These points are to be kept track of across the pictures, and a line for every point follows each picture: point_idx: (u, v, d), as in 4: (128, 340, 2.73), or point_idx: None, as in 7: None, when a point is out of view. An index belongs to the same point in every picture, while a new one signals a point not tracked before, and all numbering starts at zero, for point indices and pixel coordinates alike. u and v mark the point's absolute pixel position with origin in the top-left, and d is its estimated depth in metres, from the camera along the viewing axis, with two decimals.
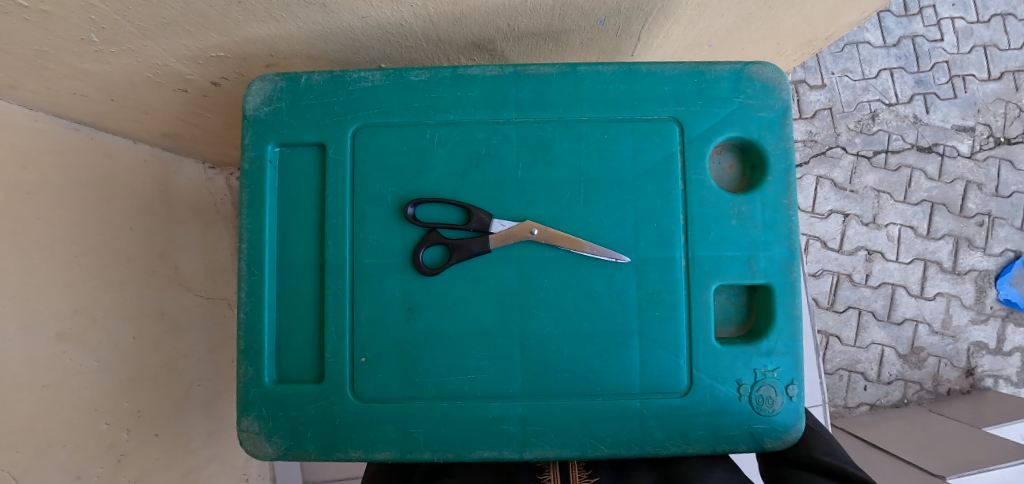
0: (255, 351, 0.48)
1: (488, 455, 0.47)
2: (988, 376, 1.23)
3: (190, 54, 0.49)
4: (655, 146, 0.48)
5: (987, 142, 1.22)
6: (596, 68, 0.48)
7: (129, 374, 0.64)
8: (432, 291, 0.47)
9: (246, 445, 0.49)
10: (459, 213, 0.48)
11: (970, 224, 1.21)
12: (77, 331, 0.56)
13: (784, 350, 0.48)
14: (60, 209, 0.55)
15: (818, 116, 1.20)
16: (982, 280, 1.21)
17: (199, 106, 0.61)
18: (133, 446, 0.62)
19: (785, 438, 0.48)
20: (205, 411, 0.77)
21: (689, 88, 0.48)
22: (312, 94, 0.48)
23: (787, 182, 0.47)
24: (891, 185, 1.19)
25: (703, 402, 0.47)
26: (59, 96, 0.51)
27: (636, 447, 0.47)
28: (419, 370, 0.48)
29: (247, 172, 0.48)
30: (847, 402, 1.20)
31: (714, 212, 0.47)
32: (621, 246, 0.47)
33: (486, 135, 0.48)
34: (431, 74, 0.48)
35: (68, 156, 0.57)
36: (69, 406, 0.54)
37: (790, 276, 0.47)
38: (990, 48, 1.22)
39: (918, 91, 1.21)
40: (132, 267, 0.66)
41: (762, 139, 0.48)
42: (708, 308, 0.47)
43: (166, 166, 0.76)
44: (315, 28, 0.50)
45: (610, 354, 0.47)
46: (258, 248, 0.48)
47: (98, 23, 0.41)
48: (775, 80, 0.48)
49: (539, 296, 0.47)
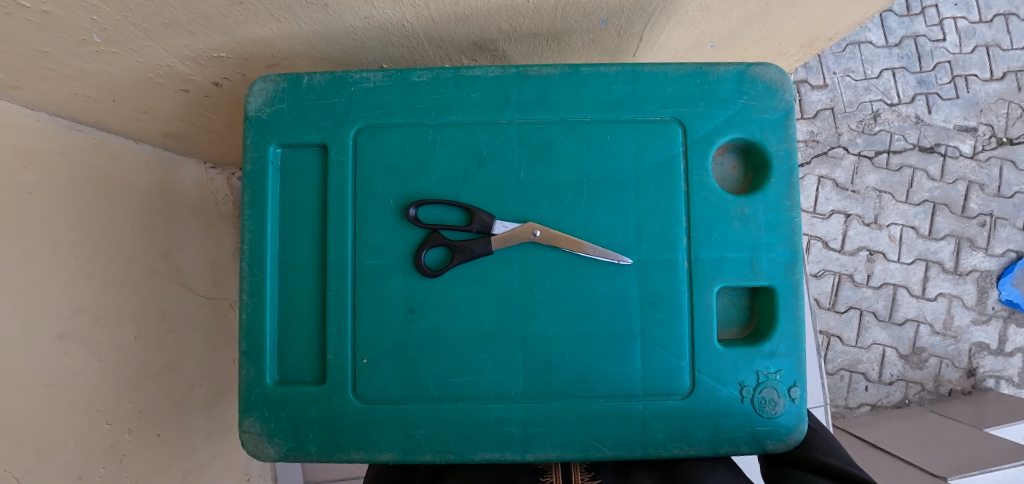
0: (257, 352, 0.48)
1: (490, 457, 0.47)
2: (989, 377, 1.22)
3: (191, 54, 0.49)
4: (657, 147, 0.47)
5: (989, 142, 1.21)
6: (599, 68, 0.47)
7: (131, 374, 0.64)
8: (434, 292, 0.47)
9: (248, 446, 0.49)
10: (461, 215, 0.48)
11: (972, 224, 1.20)
12: (80, 331, 0.57)
13: (786, 352, 0.47)
14: (61, 209, 0.55)
15: (819, 117, 1.20)
16: (984, 281, 1.21)
17: (201, 106, 0.61)
18: (134, 446, 0.62)
19: (788, 440, 0.48)
20: (206, 411, 0.77)
21: (692, 89, 0.48)
22: (314, 95, 0.48)
23: (790, 184, 0.47)
24: (892, 185, 1.19)
25: (705, 403, 0.47)
26: (61, 97, 0.51)
27: (638, 448, 0.47)
28: (421, 371, 0.48)
29: (249, 173, 0.48)
30: (848, 402, 1.20)
31: (717, 213, 0.47)
32: (624, 248, 0.47)
33: (488, 135, 0.48)
34: (434, 75, 0.48)
35: (70, 156, 0.57)
36: (71, 406, 0.54)
37: (793, 278, 0.47)
38: (993, 48, 1.22)
39: (920, 91, 1.21)
40: (133, 267, 0.66)
41: (765, 140, 0.48)
42: (710, 309, 0.47)
43: (168, 166, 0.76)
44: (316, 29, 0.50)
45: (612, 356, 0.47)
46: (260, 249, 0.48)
47: (100, 23, 0.41)
48: (778, 81, 0.47)
49: (542, 297, 0.47)
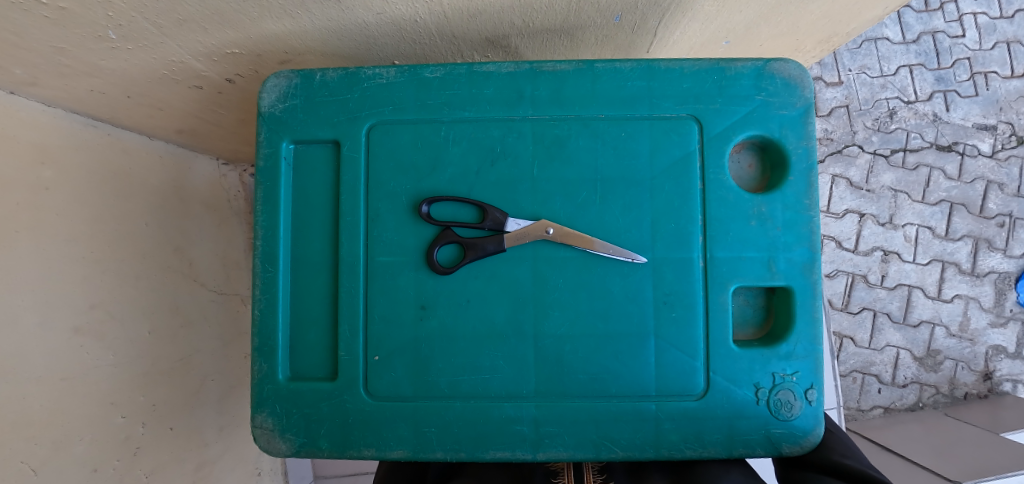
0: (269, 348, 0.48)
1: (501, 456, 0.47)
2: (1006, 380, 1.20)
3: (206, 50, 0.49)
4: (673, 144, 0.47)
5: (1009, 141, 1.18)
6: (614, 64, 0.47)
7: (145, 368, 0.64)
8: (446, 290, 0.47)
9: (260, 442, 0.49)
10: (474, 212, 0.47)
11: (990, 224, 1.18)
12: (95, 325, 0.57)
13: (803, 353, 0.47)
14: (76, 204, 0.55)
15: (834, 115, 1.18)
16: (1001, 282, 1.19)
17: (214, 103, 0.61)
18: (149, 439, 0.63)
19: (804, 443, 0.47)
20: (218, 405, 0.78)
21: (708, 85, 0.47)
22: (326, 91, 0.48)
23: (808, 182, 0.46)
24: (908, 185, 1.17)
25: (720, 405, 0.47)
26: (78, 93, 0.51)
27: (651, 449, 0.47)
28: (432, 369, 0.48)
29: (262, 169, 0.48)
30: (860, 405, 1.19)
31: (734, 211, 0.47)
32: (637, 246, 0.46)
33: (501, 132, 0.47)
34: (447, 71, 0.47)
35: (86, 152, 0.58)
36: (88, 398, 0.55)
37: (811, 279, 0.46)
38: (1014, 44, 1.19)
39: (939, 88, 1.18)
40: (148, 261, 0.66)
41: (783, 137, 0.47)
42: (726, 310, 0.46)
43: (181, 162, 0.76)
44: (329, 25, 0.50)
45: (625, 355, 0.47)
46: (273, 245, 0.48)
47: (115, 19, 0.41)
48: (797, 78, 0.46)
49: (554, 296, 0.47)
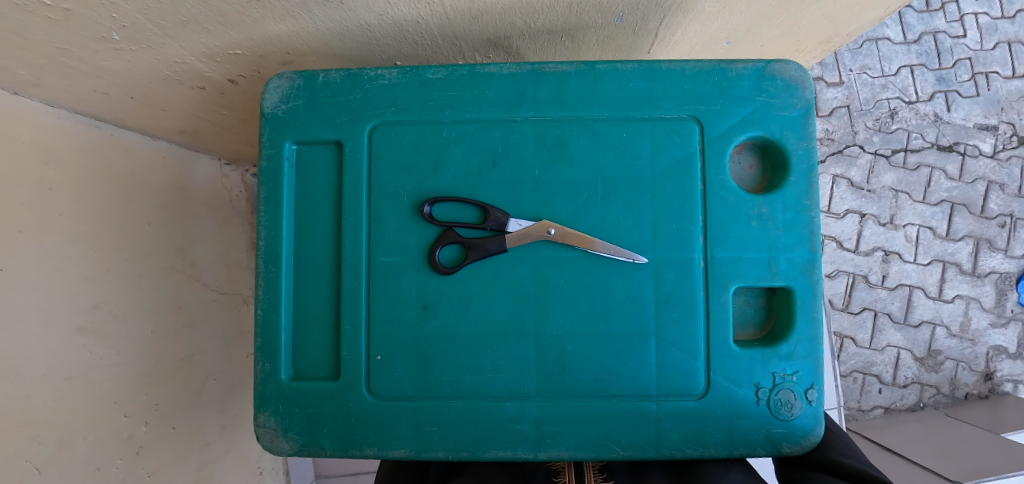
0: (272, 348, 0.49)
1: (502, 455, 0.47)
2: (1007, 381, 1.20)
3: (209, 51, 0.50)
4: (674, 145, 0.47)
5: (1010, 141, 1.18)
6: (615, 66, 0.47)
7: (147, 367, 0.64)
8: (447, 290, 0.47)
9: (263, 441, 0.50)
10: (475, 213, 0.48)
11: (990, 225, 1.18)
12: (98, 325, 0.57)
13: (803, 353, 0.47)
14: (79, 204, 0.56)
15: (835, 115, 1.18)
16: (1002, 283, 1.19)
17: (217, 103, 0.62)
18: (151, 438, 0.63)
19: (804, 443, 0.47)
20: (220, 404, 0.78)
21: (709, 86, 0.47)
22: (328, 92, 0.48)
23: (809, 183, 0.47)
24: (909, 185, 1.17)
25: (720, 405, 0.47)
26: (81, 94, 0.52)
27: (651, 449, 0.47)
28: (434, 369, 0.48)
29: (265, 170, 0.48)
30: (861, 405, 1.19)
31: (735, 212, 0.47)
32: (638, 247, 0.47)
33: (503, 133, 0.47)
34: (449, 72, 0.48)
35: (89, 152, 0.58)
36: (91, 397, 0.55)
37: (811, 279, 0.46)
38: (1015, 44, 1.19)
39: (940, 89, 1.18)
40: (150, 261, 0.67)
41: (784, 138, 0.47)
42: (727, 310, 0.47)
43: (183, 162, 0.76)
44: (332, 26, 0.50)
45: (626, 355, 0.47)
46: (276, 245, 0.48)
47: (118, 20, 0.41)
48: (798, 79, 0.47)
49: (555, 296, 0.47)
